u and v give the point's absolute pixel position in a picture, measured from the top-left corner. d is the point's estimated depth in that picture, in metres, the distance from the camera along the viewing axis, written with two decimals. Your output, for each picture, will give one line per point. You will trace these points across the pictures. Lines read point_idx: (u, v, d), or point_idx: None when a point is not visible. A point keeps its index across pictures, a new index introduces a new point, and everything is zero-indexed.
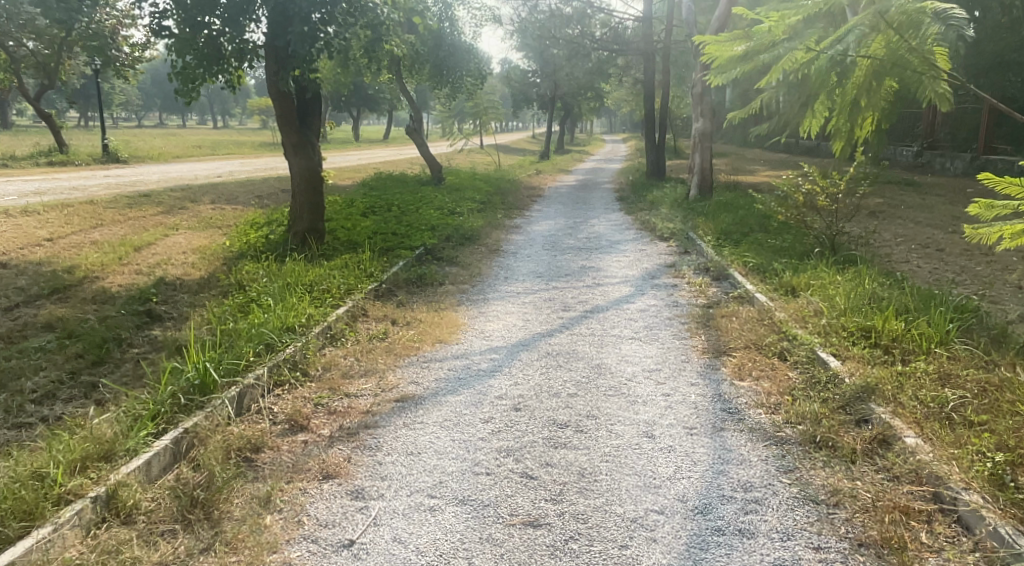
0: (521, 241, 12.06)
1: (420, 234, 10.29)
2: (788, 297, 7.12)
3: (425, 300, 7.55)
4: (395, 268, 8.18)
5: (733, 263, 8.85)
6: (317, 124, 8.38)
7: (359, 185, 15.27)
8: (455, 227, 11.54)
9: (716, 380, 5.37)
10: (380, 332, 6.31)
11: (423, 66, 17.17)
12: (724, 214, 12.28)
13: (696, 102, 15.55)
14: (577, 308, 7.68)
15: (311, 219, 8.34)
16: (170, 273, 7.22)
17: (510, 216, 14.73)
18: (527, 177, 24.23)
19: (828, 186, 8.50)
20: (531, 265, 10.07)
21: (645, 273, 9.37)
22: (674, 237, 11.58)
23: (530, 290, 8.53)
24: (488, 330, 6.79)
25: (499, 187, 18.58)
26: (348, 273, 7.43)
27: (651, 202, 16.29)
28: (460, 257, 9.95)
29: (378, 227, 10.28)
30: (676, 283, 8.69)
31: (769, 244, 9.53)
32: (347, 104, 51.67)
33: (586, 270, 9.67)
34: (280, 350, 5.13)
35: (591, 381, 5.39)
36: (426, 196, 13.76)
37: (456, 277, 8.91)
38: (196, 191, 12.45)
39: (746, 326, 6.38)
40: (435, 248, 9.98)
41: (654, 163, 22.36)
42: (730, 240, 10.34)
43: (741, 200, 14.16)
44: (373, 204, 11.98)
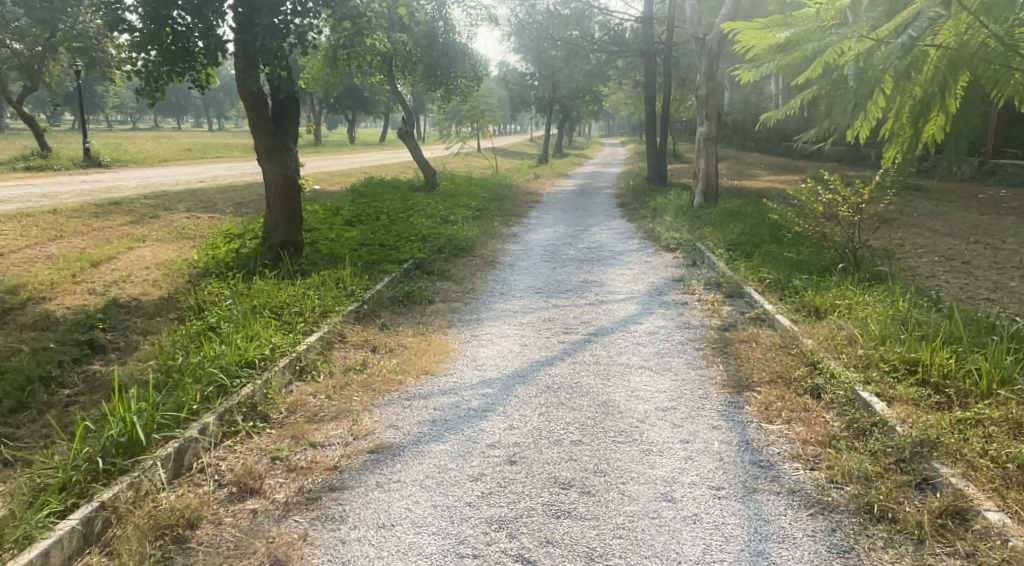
0: (518, 251, 11.35)
1: (409, 246, 9.57)
2: (813, 320, 6.42)
3: (411, 322, 6.83)
4: (378, 285, 7.47)
5: (747, 278, 8.16)
6: (294, 127, 7.68)
7: (348, 191, 14.58)
8: (447, 237, 10.83)
9: (740, 422, 4.66)
10: (359, 362, 5.60)
11: (417, 67, 16.51)
12: (733, 223, 11.60)
13: (700, 105, 14.88)
14: (579, 330, 6.96)
15: (289, 230, 7.63)
16: (126, 294, 6.52)
17: (506, 223, 14.05)
18: (525, 181, 23.55)
19: (850, 195, 7.83)
20: (528, 279, 9.36)
21: (650, 288, 8.68)
22: (681, 247, 10.89)
23: (528, 308, 7.82)
24: (480, 357, 6.07)
25: (496, 193, 17.90)
26: (326, 292, 6.72)
27: (653, 209, 15.60)
28: (451, 271, 9.24)
29: (364, 238, 9.57)
30: (686, 301, 8.00)
31: (784, 258, 8.85)
32: (342, 106, 51.03)
33: (588, 284, 8.98)
34: (236, 390, 4.43)
35: (597, 423, 4.67)
36: (417, 203, 13.07)
37: (446, 294, 8.19)
38: (173, 199, 11.74)
39: (769, 355, 5.67)
40: (425, 261, 9.26)
41: (655, 167, 21.68)
42: (741, 253, 9.65)
43: (748, 208, 13.48)
44: (360, 212, 11.27)
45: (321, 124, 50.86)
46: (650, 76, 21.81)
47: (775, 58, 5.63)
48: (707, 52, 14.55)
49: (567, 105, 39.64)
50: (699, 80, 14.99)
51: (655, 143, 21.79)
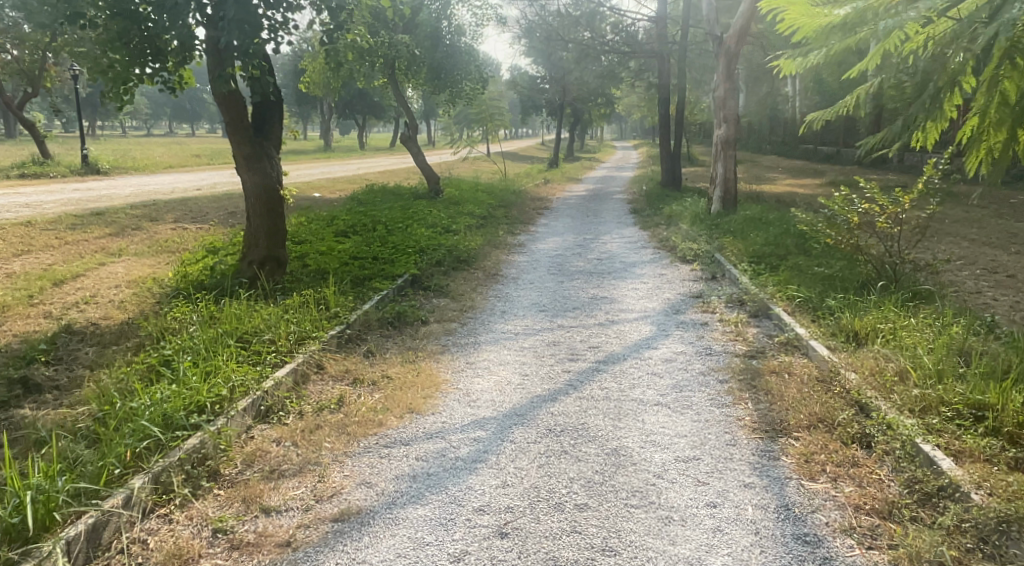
0: (524, 263, 10.67)
1: (405, 260, 8.91)
2: (851, 348, 5.71)
3: (400, 349, 6.15)
4: (366, 305, 6.79)
5: (774, 296, 7.45)
6: (276, 134, 7.02)
7: (348, 198, 13.97)
8: (448, 248, 10.18)
9: (776, 480, 3.96)
10: (336, 399, 4.93)
11: (423, 70, 15.91)
12: (754, 233, 10.87)
13: (717, 107, 14.16)
14: (587, 356, 6.24)
15: (271, 244, 6.97)
16: (84, 318, 5.90)
17: (513, 232, 13.39)
18: (534, 187, 22.88)
19: (888, 204, 7.12)
20: (532, 295, 8.66)
21: (667, 306, 7.97)
22: (698, 259, 10.19)
23: (531, 330, 7.12)
24: (475, 391, 5.38)
25: (503, 199, 17.25)
26: (305, 313, 6.05)
27: (667, 217, 14.90)
28: (450, 286, 8.58)
29: (358, 252, 8.93)
30: (706, 321, 7.31)
31: (812, 273, 8.12)
32: (351, 110, 50.58)
33: (598, 301, 8.28)
34: (180, 443, 3.75)
35: (605, 479, 3.97)
36: (419, 211, 12.43)
37: (441, 313, 7.51)
38: (161, 208, 11.15)
39: (806, 394, 4.95)
40: (421, 277, 8.60)
41: (669, 172, 20.96)
42: (765, 267, 8.92)
43: (768, 216, 12.75)
44: (355, 222, 10.64)
45: (331, 129, 50.51)
46: (664, 77, 21.13)
47: (828, 43, 5.42)
48: (724, 51, 13.88)
49: (579, 109, 39.00)
50: (716, 80, 14.30)
51: (669, 146, 21.08)
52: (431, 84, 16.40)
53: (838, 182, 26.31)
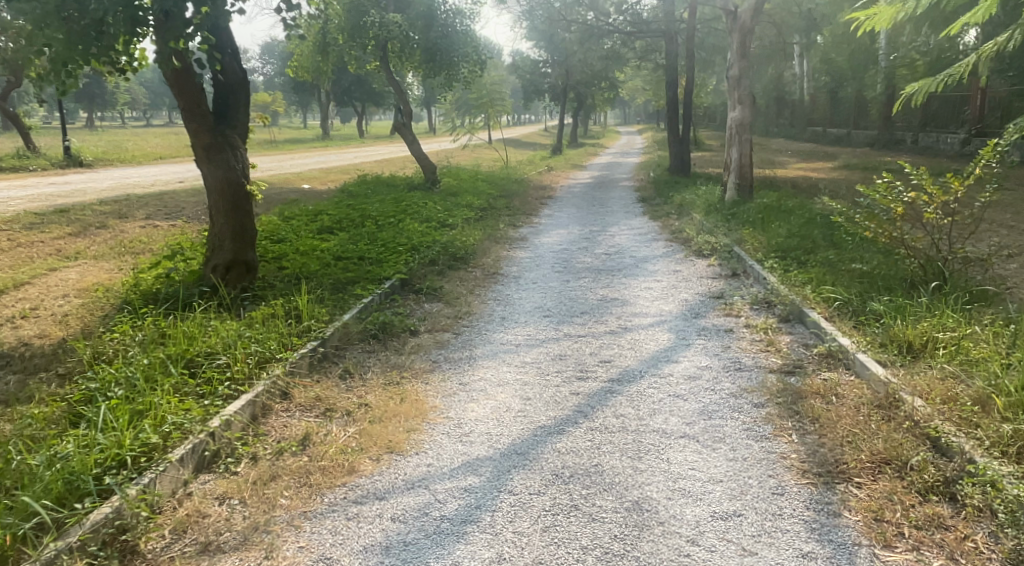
0: (526, 260, 9.86)
1: (395, 260, 8.10)
2: (908, 364, 4.91)
3: (384, 367, 5.36)
4: (347, 315, 5.99)
5: (808, 297, 6.65)
6: (239, 120, 6.17)
7: (339, 190, 13.17)
8: (442, 244, 9.38)
9: (841, 548, 3.16)
10: (301, 438, 4.12)
11: (418, 55, 15.01)
12: (775, 223, 10.04)
13: (731, 88, 13.29)
14: (598, 373, 5.42)
15: (238, 246, 6.16)
16: (16, 336, 5.11)
17: (514, 224, 12.58)
18: (536, 174, 22.00)
19: (937, 191, 6.29)
20: (534, 297, 7.85)
21: (685, 309, 7.15)
22: (716, 253, 9.37)
23: (534, 340, 6.31)
24: (468, 421, 4.57)
25: (504, 188, 16.40)
26: (273, 328, 5.23)
27: (678, 206, 14.06)
28: (445, 289, 7.78)
29: (343, 251, 8.13)
30: (731, 327, 6.52)
31: (847, 271, 7.30)
32: (351, 97, 49.59)
33: (608, 304, 7.46)
34: (81, 518, 2.95)
35: (627, 550, 3.17)
36: (413, 203, 11.62)
37: (432, 321, 6.70)
38: (134, 204, 10.34)
39: (863, 426, 4.12)
40: (412, 279, 7.80)
41: (677, 158, 20.08)
42: (791, 262, 8.10)
43: (787, 204, 11.90)
44: (341, 216, 9.83)
45: (329, 117, 49.57)
46: (671, 58, 20.21)
47: None
48: (738, 27, 13.00)
49: (582, 93, 37.99)
50: (729, 59, 13.42)
51: (678, 130, 20.19)
52: (426, 68, 15.44)
53: (853, 165, 25.39)
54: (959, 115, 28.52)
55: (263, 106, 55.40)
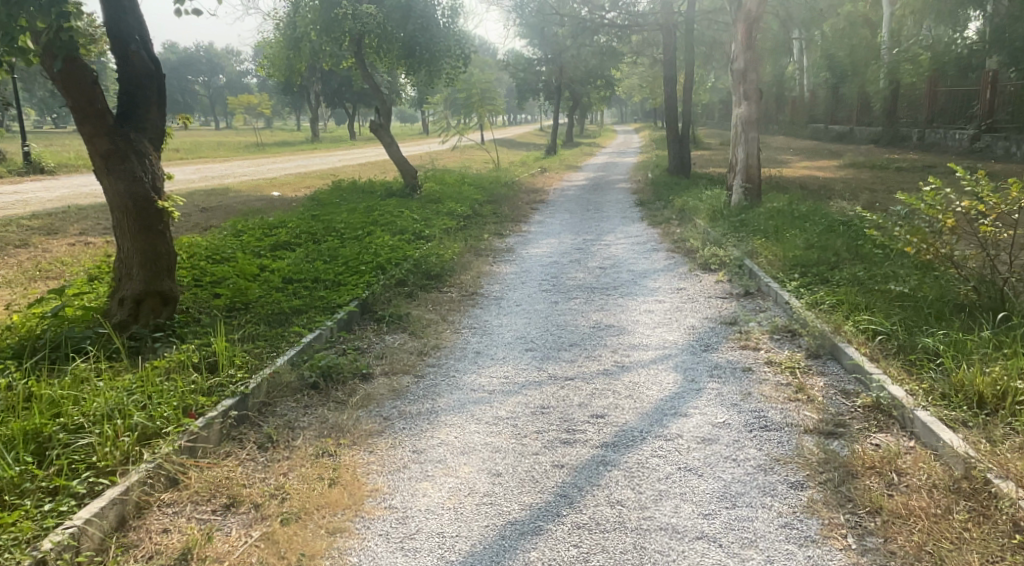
0: (510, 277, 8.80)
1: (355, 282, 7.02)
2: (987, 427, 3.82)
3: (319, 431, 4.26)
4: (279, 359, 4.89)
5: (840, 326, 5.58)
6: (150, 121, 5.09)
7: (309, 198, 12.11)
8: (415, 260, 8.30)
9: None
10: (181, 553, 3.02)
11: (397, 50, 13.90)
12: (791, 232, 8.97)
13: (737, 82, 12.25)
14: (590, 434, 4.30)
15: (149, 275, 5.05)
16: None
17: (501, 234, 11.51)
18: (527, 176, 20.95)
19: (995, 197, 5.21)
20: (515, 325, 6.76)
21: (692, 343, 6.05)
22: (725, 268, 8.30)
23: (512, 383, 5.21)
24: (416, 514, 3.45)
25: (492, 193, 15.35)
26: (174, 384, 4.13)
27: (679, 211, 12.99)
28: (411, 315, 6.68)
29: (296, 272, 7.06)
30: (749, 364, 5.45)
31: (880, 293, 6.24)
32: (342, 98, 48.41)
33: (602, 335, 6.37)
34: None
35: None
36: (388, 212, 10.56)
37: (391, 358, 5.61)
38: (72, 218, 9.26)
39: (947, 533, 3.03)
40: (372, 303, 6.73)
41: (677, 158, 19.00)
42: (814, 280, 7.03)
43: (799, 209, 10.84)
44: (302, 229, 8.76)
45: (319, 120, 48.54)
46: (668, 52, 19.17)
47: None
48: (743, 17, 11.94)
49: (577, 91, 36.99)
50: (733, 50, 12.40)
51: (677, 129, 19.15)
52: (405, 65, 14.24)
53: (859, 164, 24.37)
54: (967, 110, 27.46)
55: (252, 108, 54.26)
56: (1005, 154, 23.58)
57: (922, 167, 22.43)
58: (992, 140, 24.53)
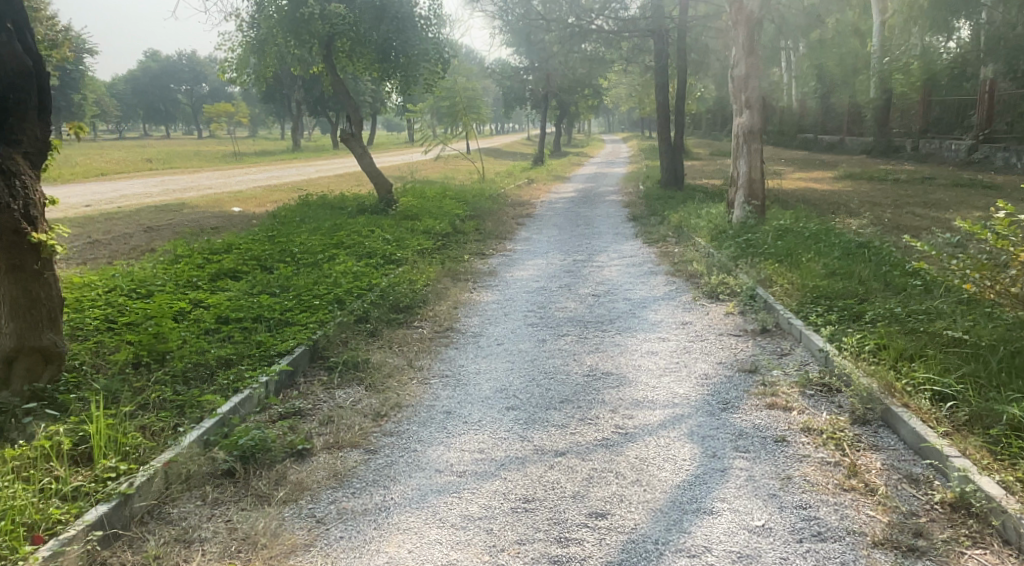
0: (491, 306, 7.75)
1: (305, 319, 5.92)
2: None
3: (226, 547, 3.18)
4: (185, 438, 3.79)
5: (893, 379, 4.58)
6: (26, 132, 4.02)
7: (272, 214, 11.02)
8: (382, 289, 7.24)
9: None
10: None
11: (370, 54, 12.86)
12: (807, 256, 8.00)
13: (738, 88, 11.32)
14: (590, 550, 3.22)
15: (22, 327, 3.99)
16: None
17: (482, 254, 10.47)
18: (513, 188, 19.95)
19: None
20: (495, 373, 5.67)
21: (706, 400, 4.99)
22: (736, 299, 7.29)
23: (488, 460, 4.13)
24: None
25: (475, 207, 14.31)
26: (21, 491, 3.07)
27: (676, 228, 12.01)
28: (372, 361, 5.61)
29: (236, 309, 5.97)
30: (781, 431, 4.42)
31: (930, 337, 5.25)
32: (326, 108, 47.31)
33: (598, 387, 5.29)
34: None
35: None
36: (356, 231, 9.51)
37: (341, 424, 4.53)
38: None
39: None
40: (324, 345, 5.64)
41: (670, 170, 18.07)
42: (845, 319, 6.04)
43: (809, 228, 9.87)
44: (253, 253, 7.66)
45: (300, 129, 47.37)
46: (660, 59, 18.27)
47: None
48: (745, 18, 11.03)
49: (565, 100, 36.11)
50: (733, 54, 11.47)
51: (670, 139, 18.23)
52: (379, 70, 13.18)
53: (856, 175, 23.57)
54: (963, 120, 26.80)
55: (231, 117, 53.03)
56: (1005, 164, 22.87)
57: (921, 178, 21.66)
58: (990, 151, 23.83)
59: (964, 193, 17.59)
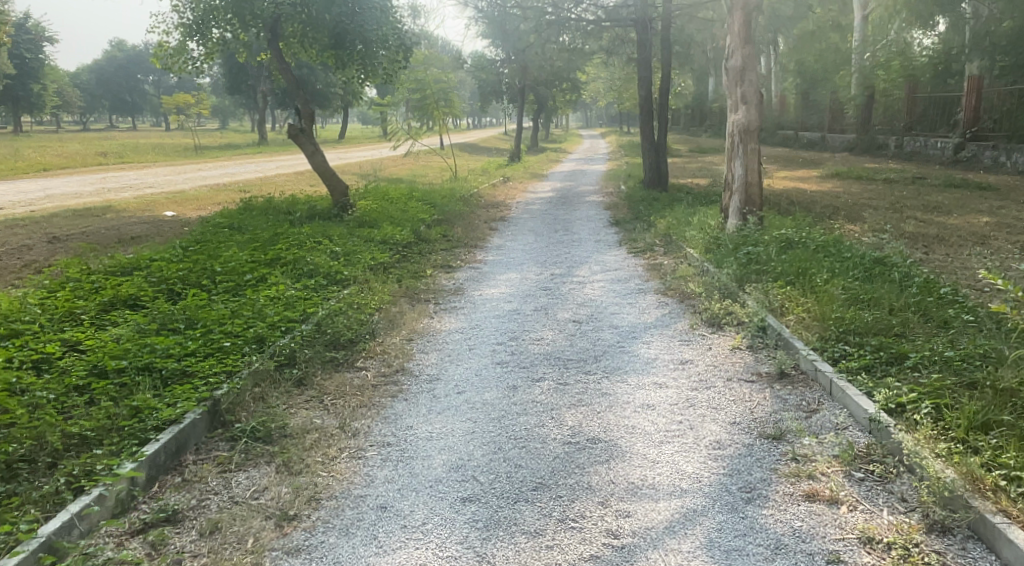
0: (453, 337, 6.51)
1: (207, 369, 4.64)
2: None
3: None
4: None
5: (977, 462, 3.47)
6: None
7: (206, 220, 9.68)
8: (318, 319, 5.97)
9: None
10: None
11: (322, 38, 11.46)
12: (822, 276, 6.89)
13: (733, 81, 10.19)
14: None
15: None
16: None
17: (447, 266, 9.23)
18: (487, 187, 18.69)
19: None
20: (450, 441, 4.43)
21: (720, 485, 3.82)
22: (744, 332, 6.13)
23: None
24: None
25: (443, 210, 13.04)
26: None
27: (664, 236, 10.83)
28: (291, 427, 4.37)
29: (118, 354, 4.69)
30: (832, 544, 3.24)
31: (1007, 400, 4.13)
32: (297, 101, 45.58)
33: (583, 465, 4.07)
34: None
35: None
36: (299, 243, 8.21)
37: (229, 538, 3.27)
38: None
39: None
40: (228, 407, 4.37)
41: (652, 169, 16.94)
42: (887, 367, 4.92)
43: (816, 239, 8.74)
44: (163, 274, 6.36)
45: (268, 123, 45.56)
46: (643, 51, 17.07)
47: None
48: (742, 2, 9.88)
49: (543, 94, 34.88)
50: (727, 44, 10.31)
51: (654, 136, 17.10)
52: (333, 56, 11.81)
53: (843, 174, 22.67)
54: (948, 117, 26.00)
55: (195, 109, 50.89)
56: (994, 164, 22.01)
57: (911, 178, 20.75)
58: (978, 149, 23.02)
59: (963, 194, 16.60)
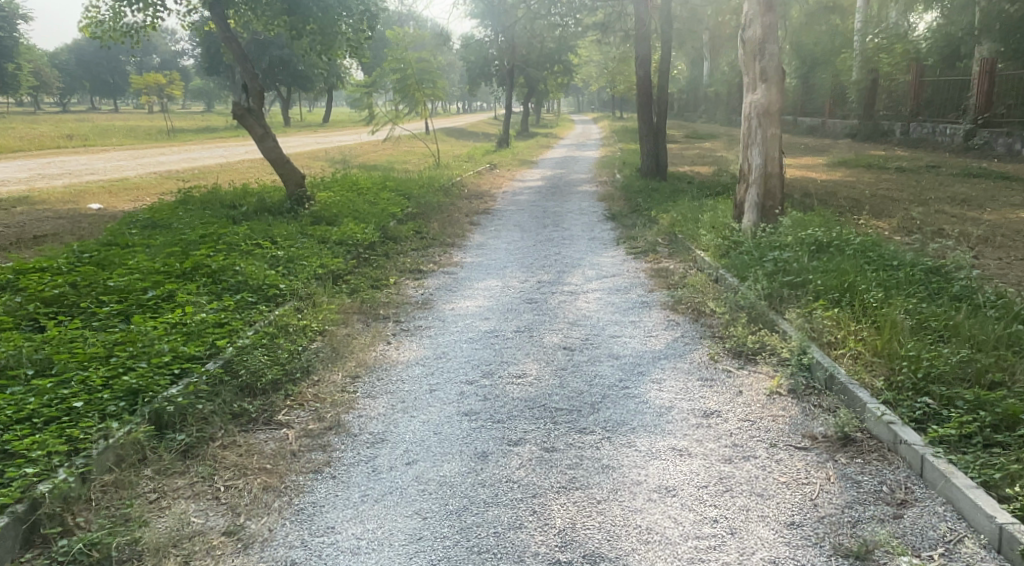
0: (411, 373, 5.07)
1: (33, 446, 3.23)
2: None
3: None
4: None
5: None
6: None
7: (130, 214, 8.25)
8: (228, 356, 4.54)
9: None
10: None
11: (274, 2, 10.01)
12: (873, 295, 5.51)
13: (749, 54, 8.76)
14: None
15: None
16: None
17: (416, 272, 7.80)
18: (471, 175, 17.24)
19: None
20: (384, 559, 3.02)
21: None
22: (784, 373, 4.75)
23: None
24: None
25: (418, 202, 11.60)
26: None
27: (668, 234, 9.45)
28: (148, 540, 2.96)
29: None
30: None
31: None
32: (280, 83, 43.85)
33: None
34: None
35: None
36: (229, 247, 6.78)
37: None
38: None
39: None
40: (53, 512, 2.97)
41: (651, 157, 15.53)
42: (997, 438, 3.55)
43: (852, 242, 7.35)
44: (34, 296, 4.95)
45: None
46: (640, 26, 15.58)
47: None
48: None
49: (533, 75, 33.34)
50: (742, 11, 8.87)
51: (652, 121, 15.69)
52: (286, 24, 10.33)
53: (850, 162, 21.29)
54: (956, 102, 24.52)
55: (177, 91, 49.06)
56: (1008, 151, 20.49)
57: (924, 166, 19.37)
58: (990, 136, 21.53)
59: (988, 186, 15.20)
